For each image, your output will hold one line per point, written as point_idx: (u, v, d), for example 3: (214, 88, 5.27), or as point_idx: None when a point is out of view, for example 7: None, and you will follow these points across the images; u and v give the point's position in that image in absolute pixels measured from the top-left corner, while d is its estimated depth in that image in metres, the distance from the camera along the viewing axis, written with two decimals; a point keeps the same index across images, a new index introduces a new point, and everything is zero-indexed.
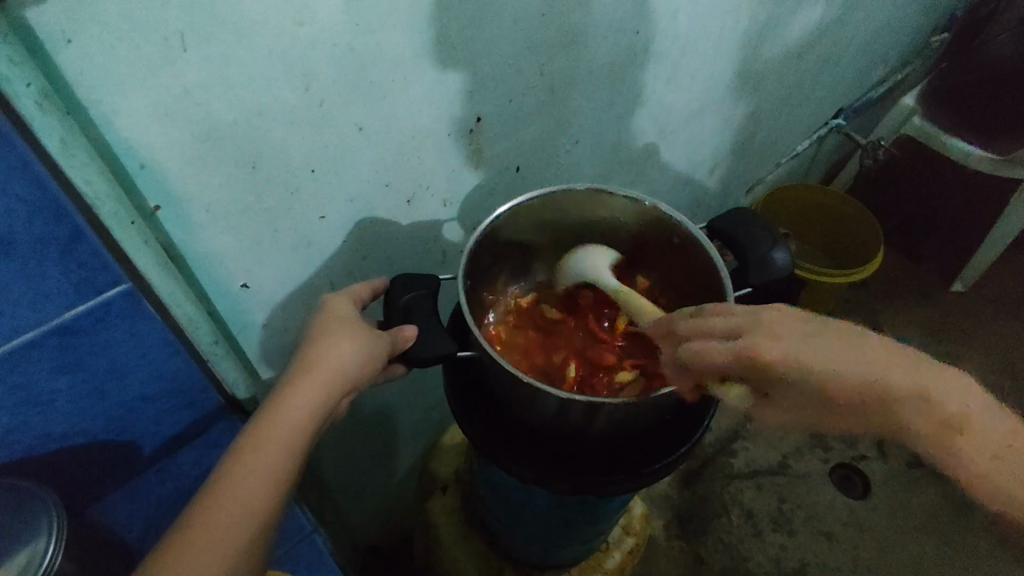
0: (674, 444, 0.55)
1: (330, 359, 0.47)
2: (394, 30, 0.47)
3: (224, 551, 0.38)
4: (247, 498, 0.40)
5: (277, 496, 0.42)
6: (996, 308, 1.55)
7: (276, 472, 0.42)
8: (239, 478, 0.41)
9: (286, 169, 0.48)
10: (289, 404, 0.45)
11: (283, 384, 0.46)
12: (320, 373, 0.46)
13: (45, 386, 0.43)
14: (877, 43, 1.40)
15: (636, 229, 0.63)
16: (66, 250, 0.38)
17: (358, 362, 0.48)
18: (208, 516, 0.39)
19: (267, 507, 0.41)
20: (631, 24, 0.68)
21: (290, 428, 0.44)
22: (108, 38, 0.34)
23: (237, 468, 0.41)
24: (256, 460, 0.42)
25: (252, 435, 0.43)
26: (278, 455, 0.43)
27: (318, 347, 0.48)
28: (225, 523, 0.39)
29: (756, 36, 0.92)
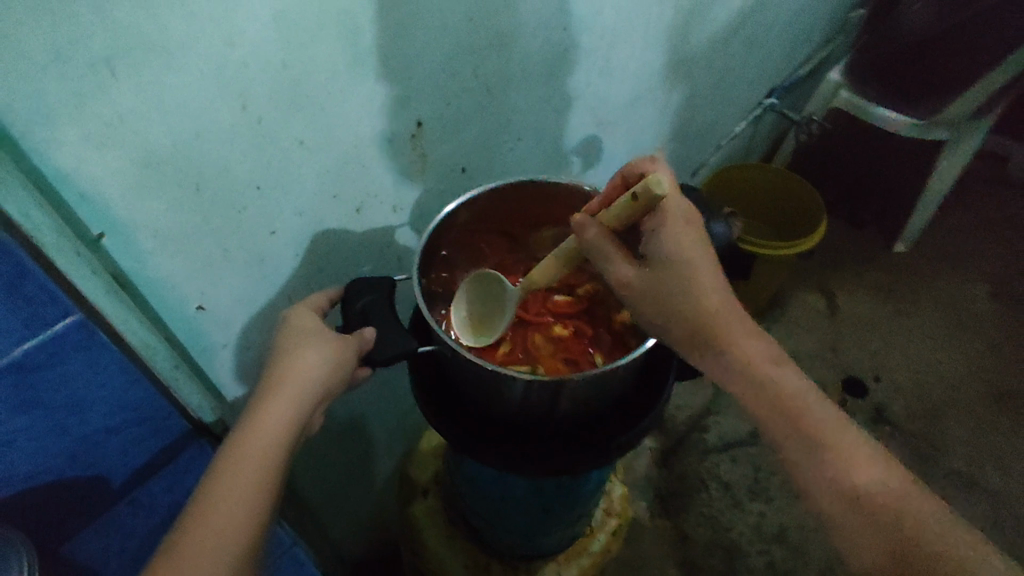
0: (636, 418, 0.57)
1: (298, 372, 0.48)
2: (325, 44, 0.48)
3: (219, 562, 0.40)
4: (233, 512, 0.42)
5: (256, 515, 0.42)
6: (935, 263, 1.74)
7: (251, 494, 0.43)
8: (216, 504, 0.41)
9: (230, 186, 0.48)
10: (262, 420, 0.46)
11: (253, 404, 0.47)
12: (290, 389, 0.47)
13: (2, 427, 0.42)
14: (799, 24, 1.47)
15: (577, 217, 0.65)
16: (11, 286, 0.38)
17: (325, 374, 0.48)
18: (199, 533, 0.40)
19: (255, 518, 0.42)
20: (559, 22, 0.71)
21: (268, 441, 0.45)
22: (34, 71, 0.34)
23: (216, 491, 0.42)
24: (231, 482, 0.42)
25: (227, 456, 0.44)
26: (256, 470, 0.43)
27: (285, 361, 0.48)
28: (219, 537, 0.40)
29: (682, 24, 0.96)
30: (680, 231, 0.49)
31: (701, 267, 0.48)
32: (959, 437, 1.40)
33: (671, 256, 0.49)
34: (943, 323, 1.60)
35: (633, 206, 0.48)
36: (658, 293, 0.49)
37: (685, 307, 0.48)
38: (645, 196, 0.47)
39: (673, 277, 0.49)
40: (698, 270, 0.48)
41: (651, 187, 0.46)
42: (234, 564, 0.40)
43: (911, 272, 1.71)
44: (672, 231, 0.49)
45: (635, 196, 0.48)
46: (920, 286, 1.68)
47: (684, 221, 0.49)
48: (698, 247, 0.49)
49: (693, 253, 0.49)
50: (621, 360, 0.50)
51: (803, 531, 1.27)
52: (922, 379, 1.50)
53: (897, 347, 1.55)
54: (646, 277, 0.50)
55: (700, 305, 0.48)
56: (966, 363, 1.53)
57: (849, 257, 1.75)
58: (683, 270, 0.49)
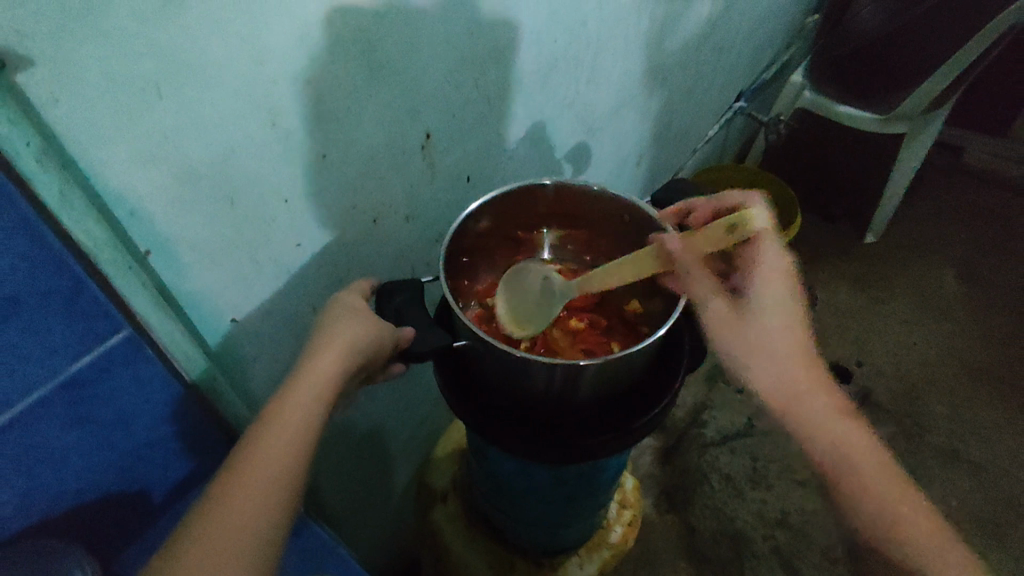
0: (656, 397, 0.60)
1: (343, 335, 0.49)
2: (344, 61, 0.51)
3: (263, 497, 0.41)
4: (278, 452, 0.42)
5: (301, 462, 0.43)
6: (904, 250, 1.82)
7: (297, 441, 0.44)
8: (263, 446, 0.42)
9: (260, 199, 0.50)
10: (310, 374, 0.47)
11: (300, 361, 0.48)
12: (334, 347, 0.48)
13: (56, 443, 0.43)
14: (761, 30, 1.54)
15: (584, 215, 0.67)
16: (69, 299, 0.39)
17: (368, 341, 0.50)
18: (245, 466, 0.41)
19: (294, 462, 0.43)
20: (549, 34, 0.75)
21: (312, 387, 0.46)
22: (90, 94, 0.36)
23: (262, 435, 0.43)
24: (278, 427, 0.43)
25: (275, 404, 0.45)
26: (299, 418, 0.44)
27: (330, 327, 0.50)
28: (264, 473, 0.41)
29: (658, 34, 1.02)
30: (773, 278, 0.60)
31: (782, 312, 0.58)
32: (943, 413, 1.46)
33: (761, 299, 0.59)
34: (917, 307, 1.68)
35: (729, 236, 0.59)
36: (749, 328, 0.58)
37: (771, 346, 0.57)
38: (741, 229, 0.59)
39: (763, 315, 0.58)
40: (779, 313, 0.58)
41: (743, 221, 0.58)
42: (280, 509, 0.41)
43: (884, 260, 1.79)
44: (764, 272, 0.61)
45: (732, 229, 0.58)
46: (893, 273, 1.76)
47: (773, 265, 0.61)
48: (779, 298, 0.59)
49: (776, 298, 0.59)
50: (639, 344, 0.53)
51: (805, 515, 1.31)
52: (904, 361, 1.56)
53: (877, 331, 1.62)
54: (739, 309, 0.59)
55: (781, 347, 0.57)
56: (943, 343, 1.60)
57: (825, 249, 1.82)
58: (767, 310, 0.58)
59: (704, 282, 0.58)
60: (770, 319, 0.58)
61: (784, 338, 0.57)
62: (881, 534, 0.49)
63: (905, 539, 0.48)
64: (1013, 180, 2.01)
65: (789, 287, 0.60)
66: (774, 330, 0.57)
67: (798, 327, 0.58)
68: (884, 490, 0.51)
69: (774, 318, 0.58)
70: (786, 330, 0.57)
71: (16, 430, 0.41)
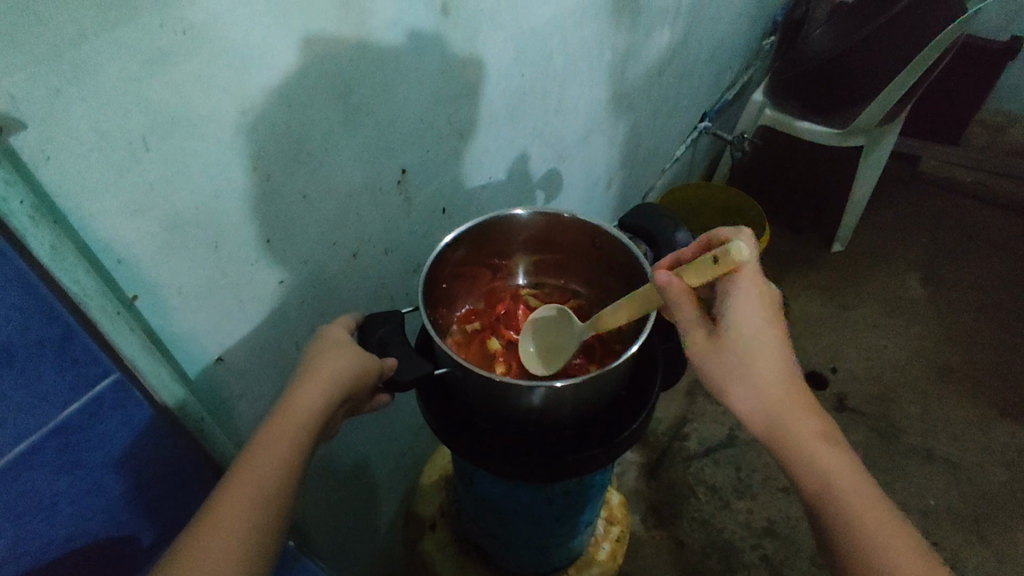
0: (634, 413, 0.62)
1: (330, 367, 0.51)
2: (321, 106, 0.53)
3: (242, 519, 0.41)
4: (263, 477, 0.44)
5: (284, 489, 0.44)
6: (870, 257, 1.89)
7: (281, 468, 0.45)
8: (246, 471, 0.43)
9: (243, 241, 0.52)
10: (297, 402, 0.48)
11: (288, 391, 0.50)
12: (322, 378, 0.50)
13: (47, 491, 0.44)
14: (720, 54, 1.61)
15: (558, 242, 0.70)
16: (61, 349, 0.40)
17: (354, 370, 0.51)
18: (229, 491, 0.42)
19: (276, 486, 0.44)
20: (516, 70, 0.78)
21: (298, 420, 0.48)
22: (80, 150, 0.38)
23: (247, 460, 0.44)
24: (264, 454, 0.45)
25: (264, 434, 0.46)
26: (284, 446, 0.46)
27: (318, 359, 0.52)
28: (244, 495, 0.42)
29: (621, 63, 1.06)
30: (758, 308, 0.53)
31: (768, 343, 0.52)
32: (916, 414, 1.51)
33: (745, 328, 0.53)
34: (886, 311, 1.73)
35: (716, 266, 0.52)
36: (729, 360, 0.52)
37: (755, 376, 0.51)
38: (727, 258, 0.51)
39: (746, 347, 0.52)
40: (764, 341, 0.52)
41: (735, 251, 0.50)
42: (259, 532, 0.42)
43: (851, 267, 1.85)
44: (744, 301, 0.53)
45: (716, 259, 0.52)
46: (861, 280, 1.82)
47: (755, 296, 0.54)
48: (765, 325, 0.53)
49: (762, 328, 0.53)
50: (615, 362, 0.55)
51: (790, 521, 1.33)
52: (875, 364, 1.61)
53: (849, 337, 1.67)
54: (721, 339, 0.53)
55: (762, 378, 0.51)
56: (912, 345, 1.65)
57: (794, 260, 1.88)
58: (752, 340, 0.52)
59: (690, 317, 0.54)
60: (755, 348, 0.52)
61: (772, 366, 0.51)
62: (838, 527, 0.46)
63: (860, 532, 0.45)
64: (966, 185, 2.10)
65: (769, 313, 0.53)
66: (760, 364, 0.51)
67: (778, 340, 0.52)
68: (847, 488, 0.47)
69: (757, 342, 0.52)
70: (769, 358, 0.52)
71: (8, 481, 0.41)
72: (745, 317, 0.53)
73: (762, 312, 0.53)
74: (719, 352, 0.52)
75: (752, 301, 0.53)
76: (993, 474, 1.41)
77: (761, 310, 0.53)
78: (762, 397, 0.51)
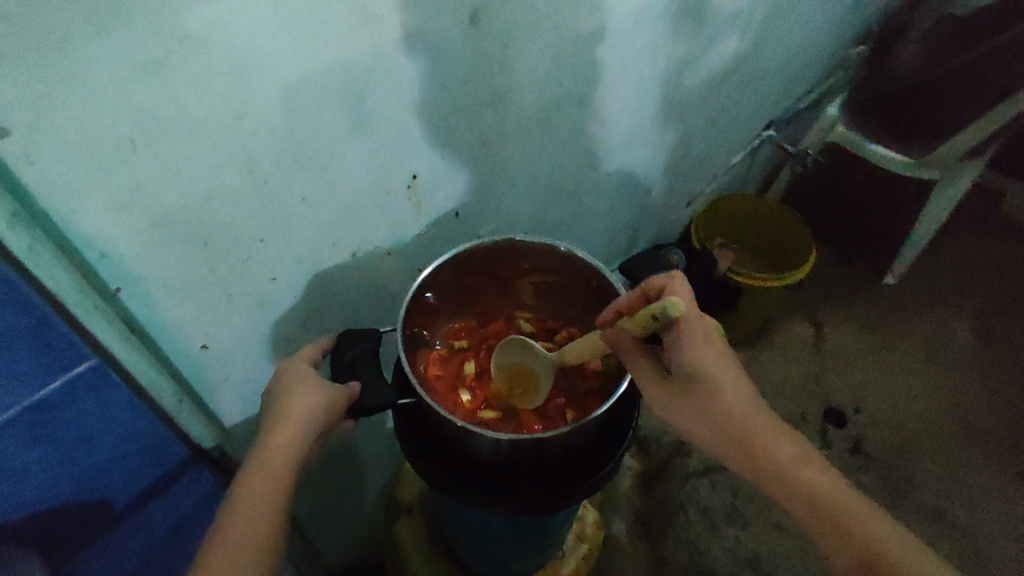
0: (603, 460, 0.61)
1: (301, 404, 0.52)
2: (330, 112, 0.52)
3: (239, 571, 0.45)
4: (250, 526, 0.46)
5: (272, 532, 0.47)
6: (922, 296, 1.78)
7: (267, 514, 0.47)
8: (236, 520, 0.47)
9: (237, 239, 0.52)
10: (269, 447, 0.50)
11: (259, 435, 0.51)
12: (296, 418, 0.51)
13: (19, 458, 0.47)
14: (798, 62, 1.50)
15: (557, 274, 0.69)
16: (36, 334, 0.43)
17: (323, 404, 0.52)
18: (222, 542, 0.46)
19: (265, 532, 0.47)
20: (552, 78, 0.75)
21: (276, 462, 0.50)
22: (65, 153, 0.38)
23: (236, 507, 0.47)
24: (249, 501, 0.48)
25: (245, 477, 0.49)
26: (267, 490, 0.48)
27: (290, 394, 0.53)
28: (236, 547, 0.45)
29: (676, 71, 1.00)
30: (700, 352, 0.56)
31: (718, 380, 0.56)
32: (934, 470, 1.44)
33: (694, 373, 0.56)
34: (927, 359, 1.64)
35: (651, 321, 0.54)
36: (688, 399, 0.57)
37: (718, 413, 0.55)
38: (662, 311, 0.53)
39: (697, 387, 0.56)
40: (718, 379, 0.56)
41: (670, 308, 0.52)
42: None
43: (898, 305, 1.75)
44: (693, 346, 0.57)
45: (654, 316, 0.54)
46: (907, 320, 1.72)
47: (703, 338, 0.57)
48: (716, 362, 0.56)
49: (712, 364, 0.56)
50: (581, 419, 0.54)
51: (777, 556, 1.31)
52: (902, 412, 1.53)
53: (880, 379, 1.59)
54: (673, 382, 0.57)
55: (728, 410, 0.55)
56: (946, 398, 1.57)
57: (839, 288, 1.79)
58: (704, 379, 0.56)
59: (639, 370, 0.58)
60: (712, 384, 0.56)
61: (734, 397, 0.56)
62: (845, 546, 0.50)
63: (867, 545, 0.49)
64: None
65: (716, 355, 0.57)
66: (718, 396, 0.56)
67: (727, 376, 0.56)
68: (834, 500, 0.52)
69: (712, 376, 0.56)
70: (734, 398, 0.56)
71: None
72: (693, 360, 0.56)
73: (709, 351, 0.57)
74: (674, 394, 0.57)
75: (693, 348, 0.56)
76: (1004, 549, 1.34)
77: (707, 351, 0.57)
78: (735, 426, 0.55)
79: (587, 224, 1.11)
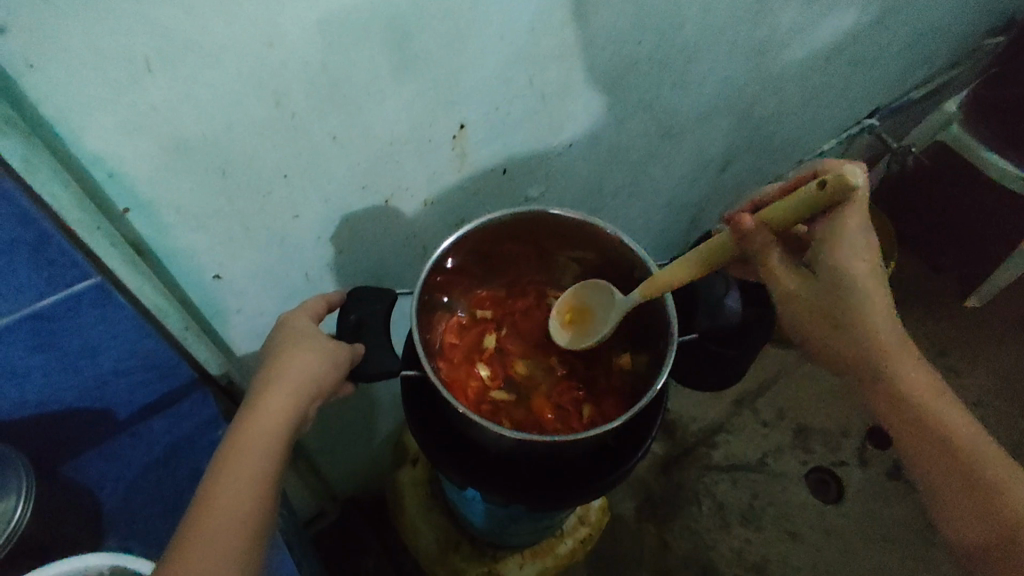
0: (615, 466, 0.57)
1: (296, 370, 0.50)
2: (371, 47, 0.47)
3: (222, 545, 0.42)
4: (237, 499, 0.44)
5: (262, 504, 0.45)
6: (1006, 325, 1.62)
7: (257, 485, 0.45)
8: (223, 490, 0.44)
9: (258, 173, 0.49)
10: (263, 413, 0.48)
11: (252, 400, 0.49)
12: (290, 384, 0.49)
13: (21, 361, 0.47)
14: (923, 44, 1.33)
15: (596, 258, 0.64)
16: (36, 248, 0.41)
17: (320, 370, 0.50)
18: (209, 512, 0.43)
19: (252, 505, 0.44)
20: (633, 34, 0.66)
21: (267, 430, 0.47)
22: (71, 64, 0.35)
23: (224, 475, 0.44)
24: (239, 472, 0.45)
25: (233, 441, 0.46)
26: (259, 460, 0.46)
27: (285, 357, 0.51)
28: (219, 520, 0.43)
29: (779, 40, 0.89)
30: (858, 257, 0.50)
31: (869, 295, 0.51)
32: None
33: (843, 284, 0.51)
34: (997, 394, 1.51)
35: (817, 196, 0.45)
36: (830, 308, 0.52)
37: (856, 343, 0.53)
38: (834, 186, 0.43)
39: (846, 299, 0.51)
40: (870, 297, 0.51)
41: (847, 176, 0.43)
42: (238, 549, 0.42)
43: (977, 330, 1.60)
44: (844, 244, 0.50)
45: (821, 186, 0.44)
46: (985, 348, 1.58)
47: (863, 244, 0.50)
48: (869, 277, 0.51)
49: (865, 280, 0.51)
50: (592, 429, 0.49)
51: (784, 567, 1.27)
52: None
53: None
54: (821, 292, 0.52)
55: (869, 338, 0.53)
56: (1008, 439, 1.45)
57: (913, 301, 1.65)
58: (857, 294, 0.51)
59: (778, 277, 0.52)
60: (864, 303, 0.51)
61: (882, 324, 0.52)
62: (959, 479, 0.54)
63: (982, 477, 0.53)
64: None
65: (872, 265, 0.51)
66: (867, 317, 0.52)
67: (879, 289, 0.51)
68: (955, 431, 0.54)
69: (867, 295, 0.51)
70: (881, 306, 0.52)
71: None
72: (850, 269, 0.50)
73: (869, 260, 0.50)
74: (823, 297, 0.52)
75: (847, 259, 0.50)
76: None
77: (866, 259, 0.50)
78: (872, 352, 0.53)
79: (648, 195, 1.03)
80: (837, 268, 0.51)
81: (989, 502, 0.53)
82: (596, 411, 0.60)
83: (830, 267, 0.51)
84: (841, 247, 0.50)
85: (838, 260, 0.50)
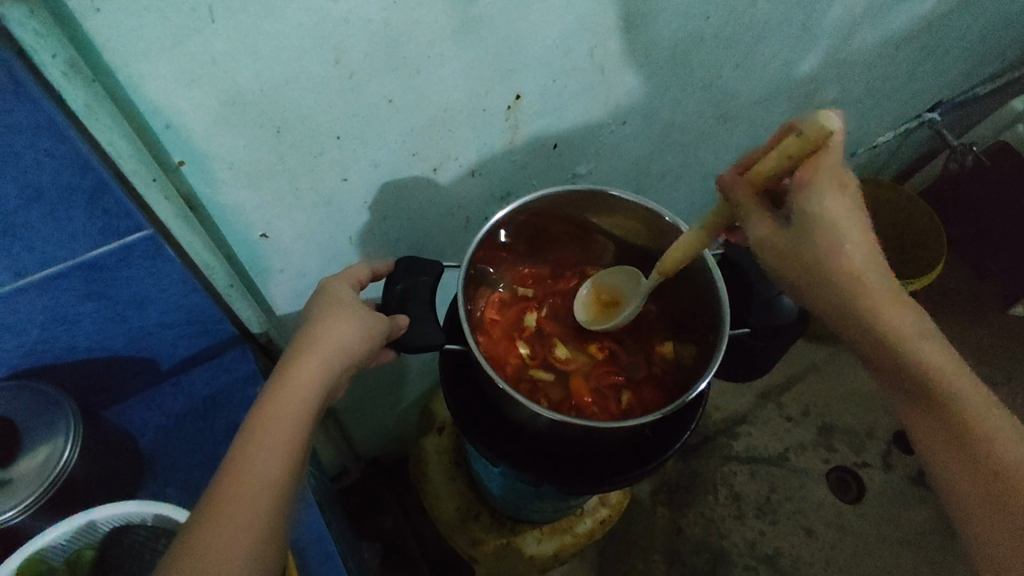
0: (648, 458, 0.56)
1: (333, 338, 0.50)
2: (434, 8, 0.45)
3: (257, 504, 0.42)
4: (273, 460, 0.43)
5: (295, 466, 0.44)
6: None
7: (292, 449, 0.45)
8: (259, 449, 0.43)
9: (312, 132, 0.48)
10: (300, 376, 0.47)
11: (288, 362, 0.48)
12: (327, 352, 0.49)
13: (73, 308, 0.48)
14: (998, 37, 1.25)
15: (645, 244, 0.63)
16: (92, 197, 0.41)
17: (357, 340, 0.50)
18: (242, 475, 0.42)
19: (287, 467, 0.44)
20: (702, 9, 0.63)
21: (302, 393, 0.47)
22: (135, 8, 0.34)
23: (257, 433, 0.44)
24: (274, 433, 0.44)
25: (268, 400, 0.46)
26: (292, 424, 0.45)
27: (323, 324, 0.50)
28: (252, 481, 0.42)
29: (850, 24, 0.85)
30: (829, 198, 0.44)
31: (844, 243, 0.44)
32: None
33: (810, 227, 0.45)
34: None
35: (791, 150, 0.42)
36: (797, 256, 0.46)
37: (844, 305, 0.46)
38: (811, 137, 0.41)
39: (817, 244, 0.45)
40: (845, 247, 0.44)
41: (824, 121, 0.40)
42: (271, 508, 0.42)
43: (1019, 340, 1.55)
44: (819, 189, 0.44)
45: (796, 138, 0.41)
46: None
47: (836, 182, 0.44)
48: (846, 218, 0.44)
49: (844, 226, 0.44)
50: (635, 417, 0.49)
51: (796, 562, 1.26)
52: None
53: None
54: (791, 238, 0.45)
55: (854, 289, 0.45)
56: None
57: (954, 306, 1.60)
58: (830, 239, 0.44)
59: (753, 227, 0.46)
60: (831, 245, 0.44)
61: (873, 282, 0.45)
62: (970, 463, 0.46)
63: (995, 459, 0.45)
64: None
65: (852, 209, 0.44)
66: (846, 267, 0.45)
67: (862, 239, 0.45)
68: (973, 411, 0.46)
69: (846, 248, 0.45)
70: (863, 262, 0.45)
71: (36, 295, 0.45)
72: (827, 212, 0.44)
73: (844, 203, 0.44)
74: (795, 246, 0.45)
75: (822, 201, 0.44)
76: None
77: (841, 202, 0.44)
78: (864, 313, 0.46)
79: (695, 179, 1.00)
80: (810, 212, 0.44)
81: (996, 488, 0.45)
82: (635, 399, 0.60)
83: (801, 212, 0.45)
84: (816, 190, 0.44)
85: (807, 204, 0.44)
